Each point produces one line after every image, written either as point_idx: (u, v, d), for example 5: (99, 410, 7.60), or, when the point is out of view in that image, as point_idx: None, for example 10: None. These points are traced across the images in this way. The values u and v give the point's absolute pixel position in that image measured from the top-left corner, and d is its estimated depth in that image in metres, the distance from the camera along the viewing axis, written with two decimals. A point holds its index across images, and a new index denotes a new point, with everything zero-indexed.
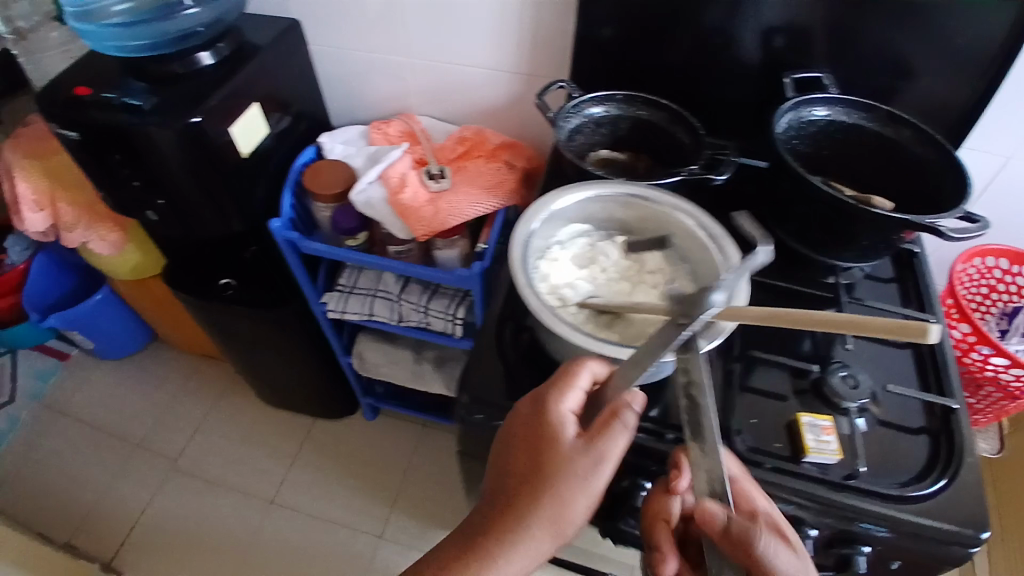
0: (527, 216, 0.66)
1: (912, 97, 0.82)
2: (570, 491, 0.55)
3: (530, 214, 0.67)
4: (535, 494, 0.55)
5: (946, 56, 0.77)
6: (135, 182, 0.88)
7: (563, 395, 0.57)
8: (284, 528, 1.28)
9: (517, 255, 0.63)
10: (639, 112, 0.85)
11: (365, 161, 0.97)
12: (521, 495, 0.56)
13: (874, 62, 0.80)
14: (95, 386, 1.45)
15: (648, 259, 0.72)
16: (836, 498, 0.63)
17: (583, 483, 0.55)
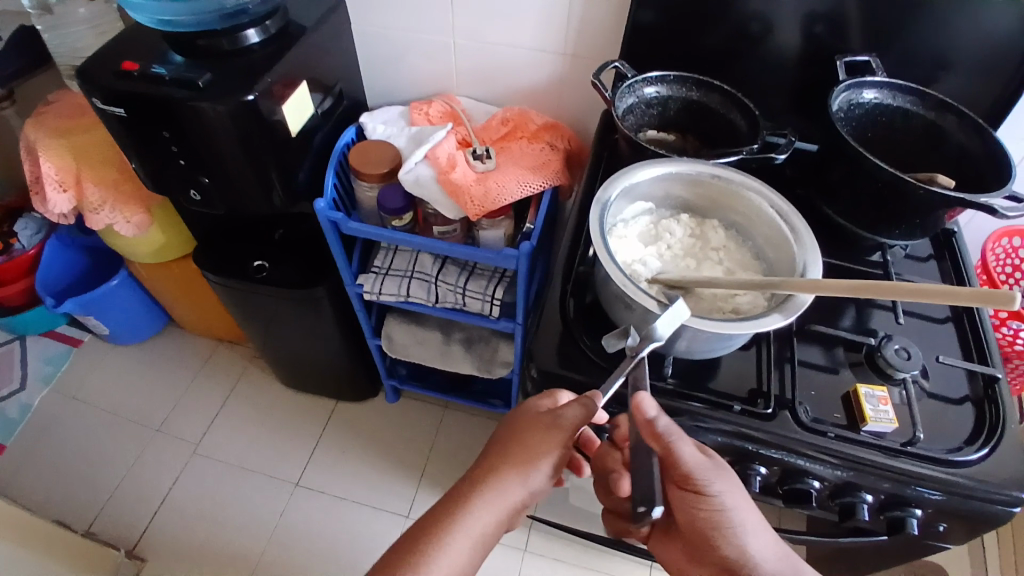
0: (603, 193, 0.68)
1: (950, 84, 0.85)
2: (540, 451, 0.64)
3: (605, 190, 0.68)
4: (504, 454, 0.65)
5: (987, 44, 0.80)
6: (182, 161, 0.88)
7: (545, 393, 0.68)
8: (310, 511, 1.27)
9: (596, 230, 0.65)
10: (690, 94, 0.87)
11: (409, 141, 0.97)
12: (496, 458, 0.65)
13: (917, 49, 0.82)
14: (108, 371, 1.41)
15: (711, 236, 0.74)
16: (894, 464, 0.65)
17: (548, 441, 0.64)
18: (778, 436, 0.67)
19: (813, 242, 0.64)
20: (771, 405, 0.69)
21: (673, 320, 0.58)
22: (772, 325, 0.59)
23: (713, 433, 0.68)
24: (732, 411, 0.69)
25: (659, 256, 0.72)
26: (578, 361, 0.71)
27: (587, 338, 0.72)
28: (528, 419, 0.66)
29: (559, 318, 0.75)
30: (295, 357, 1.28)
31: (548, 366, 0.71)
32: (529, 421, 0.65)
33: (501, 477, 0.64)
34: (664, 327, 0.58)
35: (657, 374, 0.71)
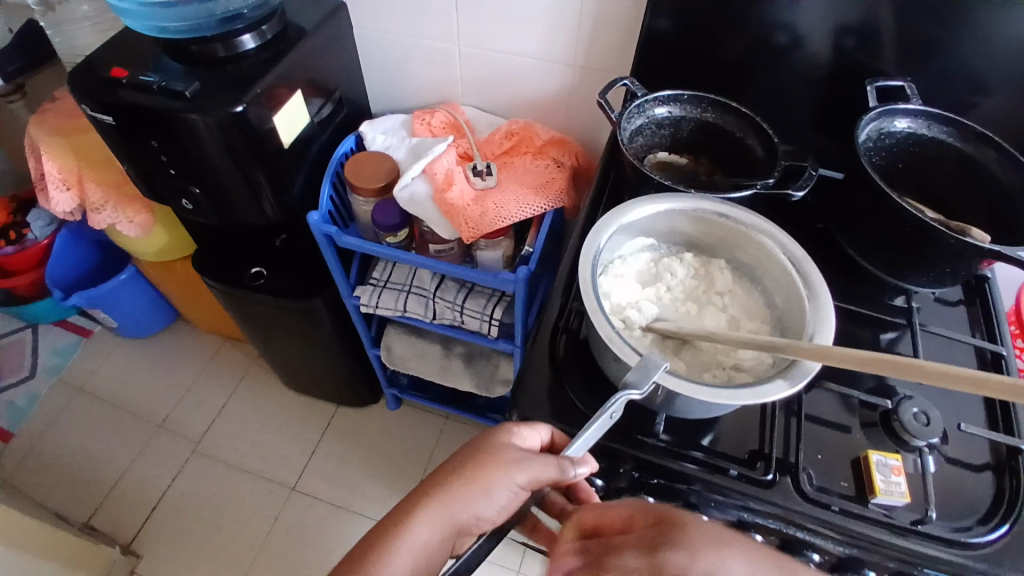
0: (596, 231, 0.62)
1: (996, 112, 0.76)
2: (500, 475, 0.57)
3: (599, 229, 0.63)
4: (461, 479, 0.57)
5: None
6: (173, 169, 0.86)
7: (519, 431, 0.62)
8: (304, 516, 1.26)
9: (585, 273, 0.60)
10: (705, 115, 0.81)
11: (408, 154, 0.93)
12: (451, 475, 0.58)
13: (959, 72, 0.74)
14: (116, 364, 1.42)
15: (716, 279, 0.69)
16: (902, 543, 0.59)
17: (511, 466, 0.57)
18: (777, 506, 0.61)
19: (827, 297, 0.58)
20: (771, 470, 0.63)
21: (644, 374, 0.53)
22: (777, 394, 0.53)
23: (704, 496, 0.64)
24: (727, 474, 0.63)
25: (657, 301, 0.67)
26: (562, 406, 0.66)
27: (574, 380, 0.68)
28: (493, 452, 0.58)
29: (547, 358, 0.70)
30: (294, 362, 1.27)
31: (530, 411, 0.66)
32: (495, 455, 0.58)
33: (454, 503, 0.56)
34: (641, 379, 0.53)
35: (648, 429, 0.66)
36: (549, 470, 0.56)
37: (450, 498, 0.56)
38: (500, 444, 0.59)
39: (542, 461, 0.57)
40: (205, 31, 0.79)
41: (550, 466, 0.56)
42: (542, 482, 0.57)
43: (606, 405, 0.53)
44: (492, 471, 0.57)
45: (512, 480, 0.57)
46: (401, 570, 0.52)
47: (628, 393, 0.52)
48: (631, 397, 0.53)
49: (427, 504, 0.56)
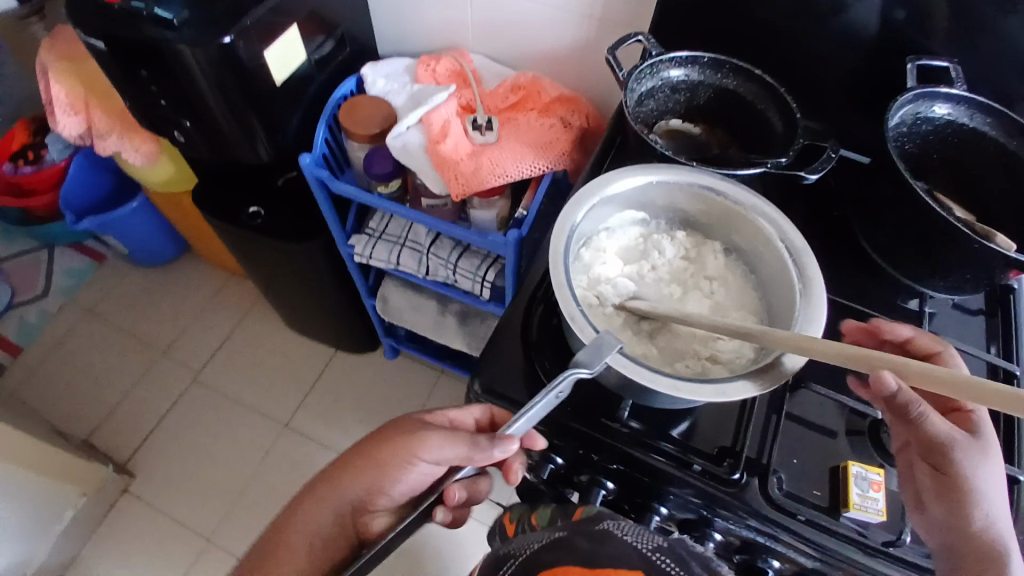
0: (576, 202, 0.58)
1: None
2: (403, 448, 0.59)
3: (579, 199, 0.58)
4: (371, 450, 0.61)
5: None
6: (163, 101, 0.84)
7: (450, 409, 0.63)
8: (294, 453, 1.29)
9: (558, 243, 0.56)
10: (724, 82, 0.73)
11: (407, 101, 0.90)
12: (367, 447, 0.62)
13: (1017, 54, 0.65)
14: (126, 290, 1.45)
15: (708, 263, 0.64)
16: (870, 564, 0.56)
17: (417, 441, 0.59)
18: (739, 509, 0.58)
19: (821, 297, 0.53)
20: (739, 470, 0.60)
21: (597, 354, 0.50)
22: (742, 395, 0.49)
23: (666, 488, 0.61)
24: (691, 470, 0.60)
25: (639, 280, 0.62)
26: (528, 381, 0.64)
27: (545, 357, 0.65)
28: (407, 429, 0.61)
29: (519, 330, 0.67)
30: (292, 304, 1.27)
31: (493, 383, 0.64)
32: (407, 432, 0.60)
33: (363, 474, 0.60)
34: (593, 359, 0.50)
35: (613, 413, 0.63)
36: (459, 447, 0.56)
37: (358, 469, 0.61)
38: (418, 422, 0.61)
39: (451, 440, 0.57)
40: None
41: (461, 444, 0.56)
42: (451, 460, 0.57)
43: (551, 383, 0.49)
44: (399, 449, 0.59)
45: (419, 456, 0.58)
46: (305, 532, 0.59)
47: (577, 371, 0.49)
48: (580, 376, 0.50)
49: (339, 473, 0.61)
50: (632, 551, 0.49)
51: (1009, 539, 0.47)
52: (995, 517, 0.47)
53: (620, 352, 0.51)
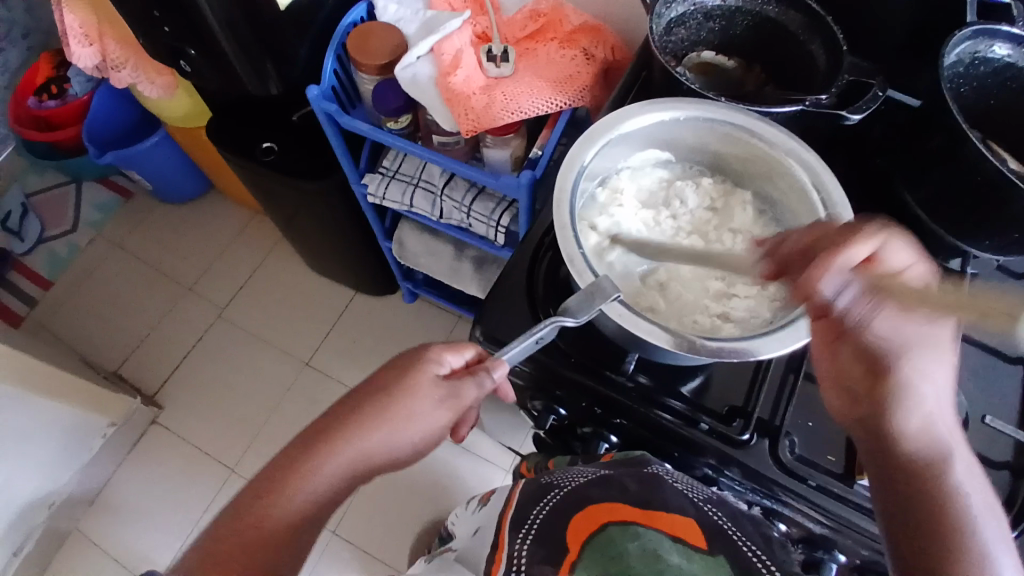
0: (589, 138, 0.53)
1: None
2: (413, 403, 0.53)
3: (592, 135, 0.53)
4: (371, 407, 0.54)
5: None
6: (167, 27, 0.80)
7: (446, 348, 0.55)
8: (312, 392, 1.31)
9: (565, 182, 0.52)
10: (766, 8, 0.65)
11: (419, 28, 0.84)
12: (364, 400, 0.54)
13: None
14: (152, 225, 1.47)
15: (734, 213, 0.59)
16: (882, 535, 0.52)
17: (429, 396, 0.53)
18: (746, 470, 0.55)
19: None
20: (749, 431, 0.56)
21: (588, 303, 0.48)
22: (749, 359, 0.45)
23: (670, 446, 0.59)
24: (697, 429, 0.57)
25: (655, 229, 0.58)
26: (532, 329, 0.61)
27: (549, 307, 0.61)
28: (413, 388, 0.54)
29: (524, 275, 0.63)
30: (310, 245, 1.26)
31: (494, 328, 0.61)
32: (418, 394, 0.53)
33: (366, 433, 0.53)
34: (581, 308, 0.47)
35: (618, 365, 0.59)
36: (468, 389, 0.53)
37: (359, 427, 0.53)
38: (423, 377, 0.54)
39: (465, 391, 0.53)
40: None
41: (474, 392, 0.53)
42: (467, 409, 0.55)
43: (535, 326, 0.50)
44: (414, 413, 0.53)
45: (437, 418, 0.54)
46: (301, 501, 0.51)
47: (562, 319, 0.48)
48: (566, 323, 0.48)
49: (332, 434, 0.53)
50: (685, 501, 0.51)
51: (954, 441, 0.46)
52: (937, 413, 0.46)
53: (615, 302, 0.48)
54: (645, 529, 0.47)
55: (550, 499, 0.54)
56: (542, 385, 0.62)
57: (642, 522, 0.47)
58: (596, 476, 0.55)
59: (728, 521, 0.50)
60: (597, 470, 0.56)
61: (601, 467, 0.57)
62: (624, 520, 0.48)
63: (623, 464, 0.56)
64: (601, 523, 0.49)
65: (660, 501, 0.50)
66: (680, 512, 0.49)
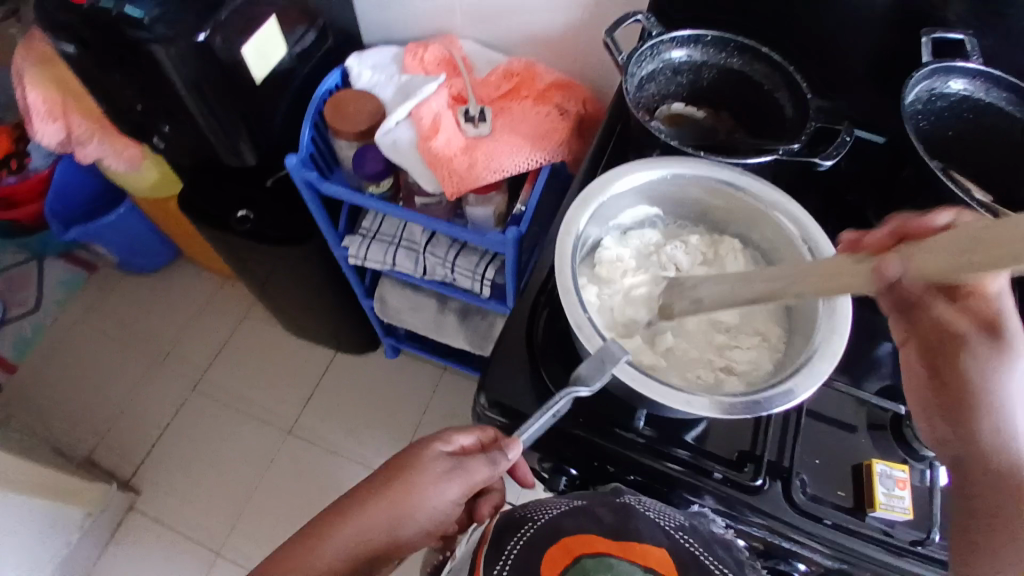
0: (583, 201, 0.55)
1: None
2: (421, 486, 0.57)
3: (586, 197, 0.55)
4: (381, 494, 0.57)
5: None
6: (140, 105, 0.79)
7: (457, 431, 0.60)
8: (299, 459, 1.27)
9: (564, 247, 0.53)
10: (730, 61, 0.69)
11: (395, 94, 0.86)
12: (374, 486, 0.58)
13: None
14: (120, 298, 1.43)
15: (726, 265, 0.60)
16: (899, 565, 0.53)
17: (435, 477, 0.57)
18: (763, 517, 0.55)
19: (845, 304, 0.51)
20: (761, 476, 0.57)
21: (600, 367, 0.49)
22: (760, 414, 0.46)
23: (684, 495, 0.59)
24: (711, 477, 0.57)
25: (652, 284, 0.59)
26: (536, 388, 0.61)
27: (552, 365, 0.62)
28: (422, 467, 0.58)
29: (524, 335, 0.64)
30: (289, 309, 1.23)
31: (500, 394, 0.61)
32: (426, 473, 0.57)
33: (374, 520, 0.56)
34: (593, 374, 0.49)
35: (629, 422, 0.60)
36: (481, 468, 0.56)
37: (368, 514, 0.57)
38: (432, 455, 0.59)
39: (473, 466, 0.57)
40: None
41: (482, 467, 0.57)
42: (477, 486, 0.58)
43: (553, 396, 0.53)
44: (422, 492, 0.57)
45: (445, 495, 0.57)
46: None
47: (576, 387, 0.50)
48: (580, 391, 0.50)
49: (344, 521, 0.57)
50: (658, 531, 0.51)
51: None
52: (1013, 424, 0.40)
53: (626, 363, 0.50)
54: (620, 562, 0.47)
55: (527, 528, 0.52)
56: (557, 449, 0.62)
57: (616, 555, 0.47)
58: (570, 507, 0.54)
59: (702, 550, 0.51)
60: (571, 501, 0.55)
61: (574, 498, 0.56)
62: (599, 551, 0.47)
63: (595, 496, 0.56)
64: (575, 555, 0.48)
65: (632, 530, 0.50)
66: (650, 539, 0.50)
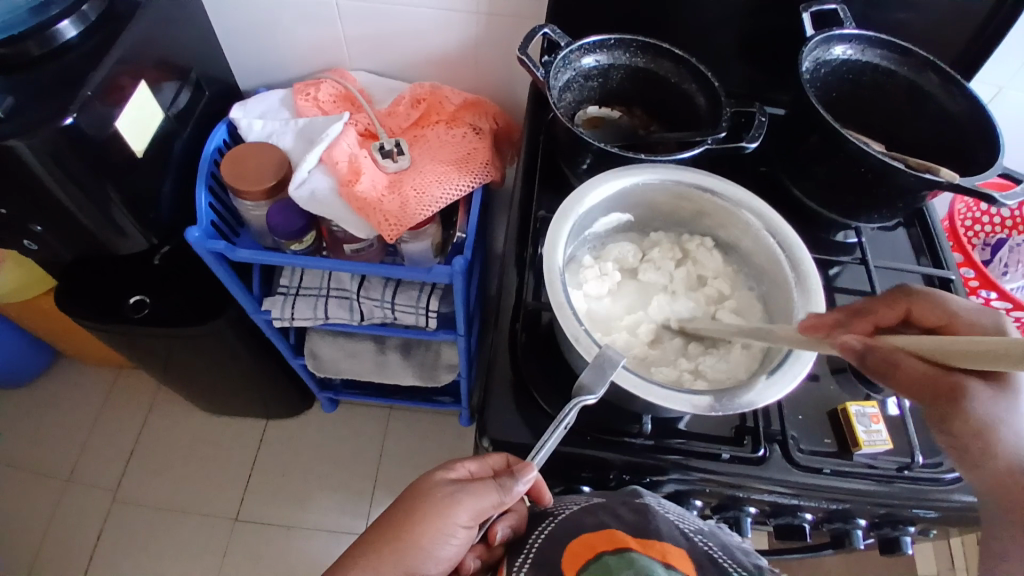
0: (561, 215, 0.57)
1: (912, 27, 0.75)
2: (430, 516, 0.54)
3: (564, 212, 0.57)
4: (392, 528, 0.54)
5: None
6: (1, 208, 0.68)
7: (467, 459, 0.57)
8: (255, 544, 1.16)
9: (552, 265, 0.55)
10: (635, 61, 0.72)
11: (296, 140, 0.80)
12: (386, 523, 0.55)
13: None
14: (1, 419, 1.25)
15: (703, 260, 0.64)
16: (894, 492, 0.58)
17: (444, 504, 0.54)
18: (771, 484, 0.58)
19: (817, 283, 0.55)
20: (761, 444, 0.60)
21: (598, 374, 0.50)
22: (767, 398, 0.49)
23: (699, 486, 0.59)
24: (720, 460, 0.59)
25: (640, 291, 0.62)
26: (532, 417, 0.60)
27: (543, 388, 0.61)
28: (427, 493, 0.55)
29: (508, 365, 0.63)
30: (209, 389, 1.12)
31: (503, 434, 0.59)
32: (432, 498, 0.55)
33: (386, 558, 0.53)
34: (595, 381, 0.49)
35: (633, 428, 0.61)
36: (489, 493, 0.54)
37: (381, 553, 0.53)
38: (438, 482, 0.56)
39: (480, 489, 0.54)
40: (14, 26, 0.63)
41: (490, 490, 0.54)
42: (486, 512, 0.54)
43: (560, 414, 0.51)
44: (427, 520, 0.53)
45: (450, 520, 0.54)
46: None
47: (582, 397, 0.50)
48: (585, 401, 0.50)
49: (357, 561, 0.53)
50: (676, 529, 0.51)
51: None
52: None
53: (623, 368, 0.50)
54: (641, 556, 0.47)
55: (544, 528, 0.54)
56: (563, 470, 0.63)
57: (638, 550, 0.47)
58: (590, 505, 0.54)
59: (719, 552, 0.51)
60: (589, 498, 0.56)
61: (592, 494, 0.57)
62: (621, 547, 0.47)
63: (613, 494, 0.56)
64: (596, 551, 0.48)
65: (655, 530, 0.50)
66: (672, 541, 0.49)
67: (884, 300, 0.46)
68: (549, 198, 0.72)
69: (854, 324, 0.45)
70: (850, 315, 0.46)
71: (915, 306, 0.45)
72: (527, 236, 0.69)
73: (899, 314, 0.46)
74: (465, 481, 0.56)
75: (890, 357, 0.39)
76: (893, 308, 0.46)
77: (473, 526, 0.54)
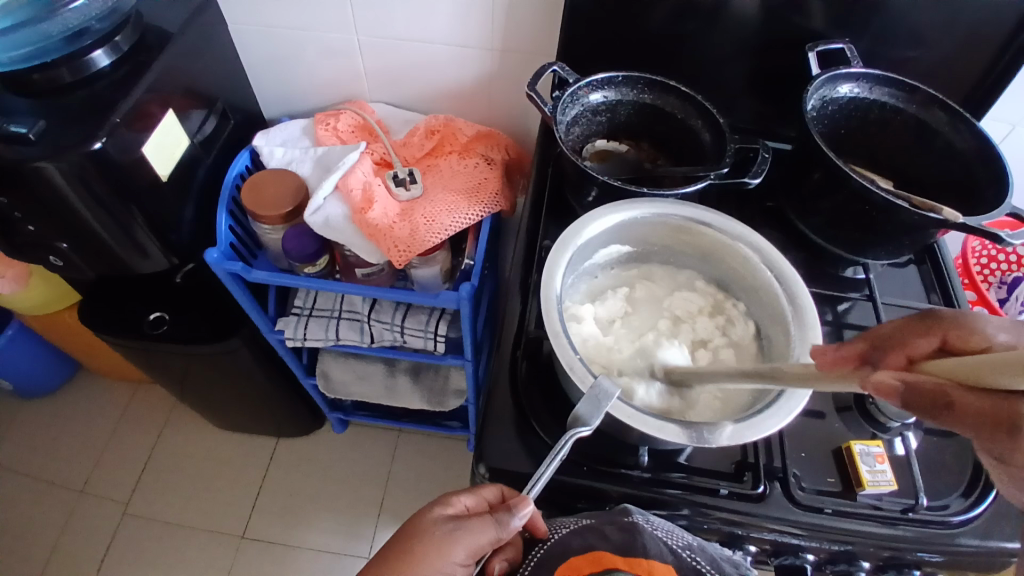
0: (562, 244, 0.59)
1: (920, 65, 0.75)
2: (426, 553, 0.54)
3: (565, 242, 0.59)
4: (387, 563, 0.54)
5: (959, 20, 0.71)
6: (34, 225, 0.72)
7: (462, 494, 0.57)
8: (260, 564, 1.16)
9: (554, 291, 0.56)
10: (642, 97, 0.74)
11: (314, 168, 0.83)
12: (381, 559, 0.55)
13: (884, 28, 0.72)
14: (22, 430, 1.29)
15: (682, 302, 0.66)
16: (896, 536, 0.57)
17: (440, 541, 0.54)
18: (772, 522, 0.57)
19: (814, 318, 0.55)
20: (761, 481, 0.59)
21: (595, 406, 0.50)
22: (757, 434, 0.49)
23: (701, 521, 0.59)
24: (718, 495, 0.59)
25: (645, 304, 0.66)
26: (531, 443, 0.61)
27: (542, 416, 0.61)
28: (425, 532, 0.55)
29: (508, 392, 0.63)
30: (221, 407, 1.14)
31: (501, 461, 0.60)
32: (429, 535, 0.55)
33: None
34: (591, 413, 0.50)
35: (632, 460, 0.61)
36: (488, 527, 0.54)
37: None
38: (436, 519, 0.56)
39: (479, 525, 0.54)
40: (50, 54, 0.67)
41: (488, 526, 0.54)
42: (483, 548, 0.55)
43: (556, 446, 0.51)
44: (424, 558, 0.54)
45: (448, 558, 0.54)
46: None
47: (577, 429, 0.50)
48: (581, 432, 0.50)
49: None
50: (664, 547, 0.52)
51: None
52: None
53: (619, 401, 0.51)
54: None
55: (535, 554, 0.57)
56: (561, 499, 0.63)
57: (623, 569, 0.50)
58: (579, 526, 0.55)
59: (705, 565, 0.53)
60: (579, 520, 0.57)
61: (582, 516, 0.58)
62: (606, 567, 0.50)
63: (603, 514, 0.56)
64: (583, 573, 0.51)
65: (640, 547, 0.51)
66: (659, 557, 0.51)
67: (914, 326, 0.37)
68: (556, 228, 0.74)
69: (885, 362, 0.37)
70: (879, 349, 0.38)
71: (951, 331, 0.36)
72: (532, 263, 0.71)
73: (934, 343, 0.36)
74: (462, 517, 0.56)
75: (932, 391, 0.33)
76: (928, 336, 0.36)
77: (470, 563, 0.55)
